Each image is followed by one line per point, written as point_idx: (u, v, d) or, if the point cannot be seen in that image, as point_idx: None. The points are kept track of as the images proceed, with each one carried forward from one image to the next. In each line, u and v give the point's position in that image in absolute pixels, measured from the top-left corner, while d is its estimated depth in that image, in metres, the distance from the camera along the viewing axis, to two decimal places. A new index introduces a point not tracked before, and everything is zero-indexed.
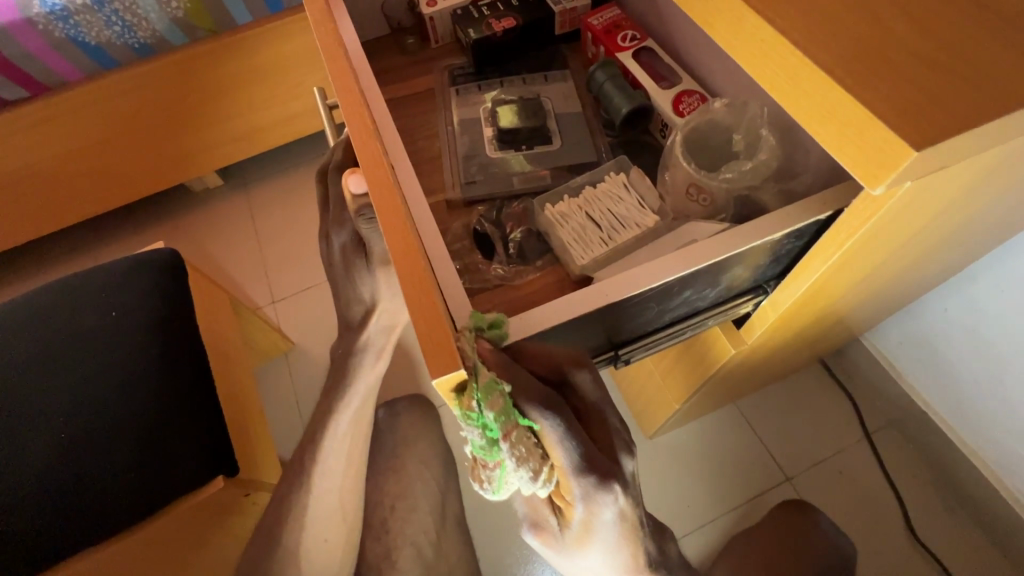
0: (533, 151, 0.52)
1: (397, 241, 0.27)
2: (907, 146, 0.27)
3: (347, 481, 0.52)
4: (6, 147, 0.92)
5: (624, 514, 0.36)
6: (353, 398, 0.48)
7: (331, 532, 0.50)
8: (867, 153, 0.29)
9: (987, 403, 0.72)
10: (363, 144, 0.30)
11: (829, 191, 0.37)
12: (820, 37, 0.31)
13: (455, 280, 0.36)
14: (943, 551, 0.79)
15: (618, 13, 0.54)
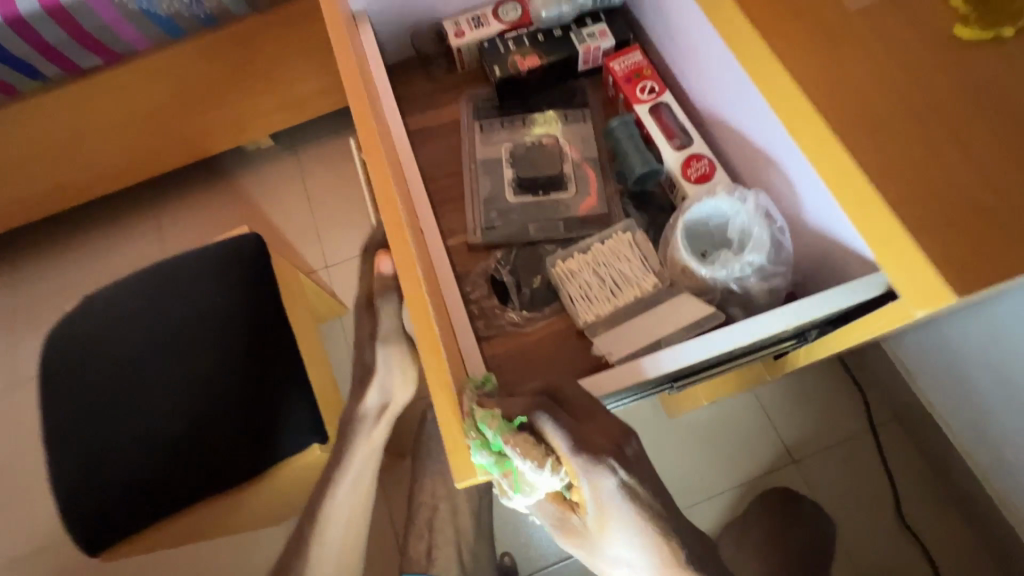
0: (549, 199, 0.56)
1: (427, 343, 0.40)
2: (948, 292, 0.29)
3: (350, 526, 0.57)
4: (81, 113, 0.98)
5: (635, 493, 0.38)
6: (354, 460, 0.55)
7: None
8: (910, 277, 0.30)
9: (991, 421, 0.73)
10: (404, 260, 0.42)
11: (796, 303, 0.39)
12: (868, 150, 0.32)
13: (474, 348, 0.46)
14: (930, 538, 0.87)
15: (641, 59, 0.56)
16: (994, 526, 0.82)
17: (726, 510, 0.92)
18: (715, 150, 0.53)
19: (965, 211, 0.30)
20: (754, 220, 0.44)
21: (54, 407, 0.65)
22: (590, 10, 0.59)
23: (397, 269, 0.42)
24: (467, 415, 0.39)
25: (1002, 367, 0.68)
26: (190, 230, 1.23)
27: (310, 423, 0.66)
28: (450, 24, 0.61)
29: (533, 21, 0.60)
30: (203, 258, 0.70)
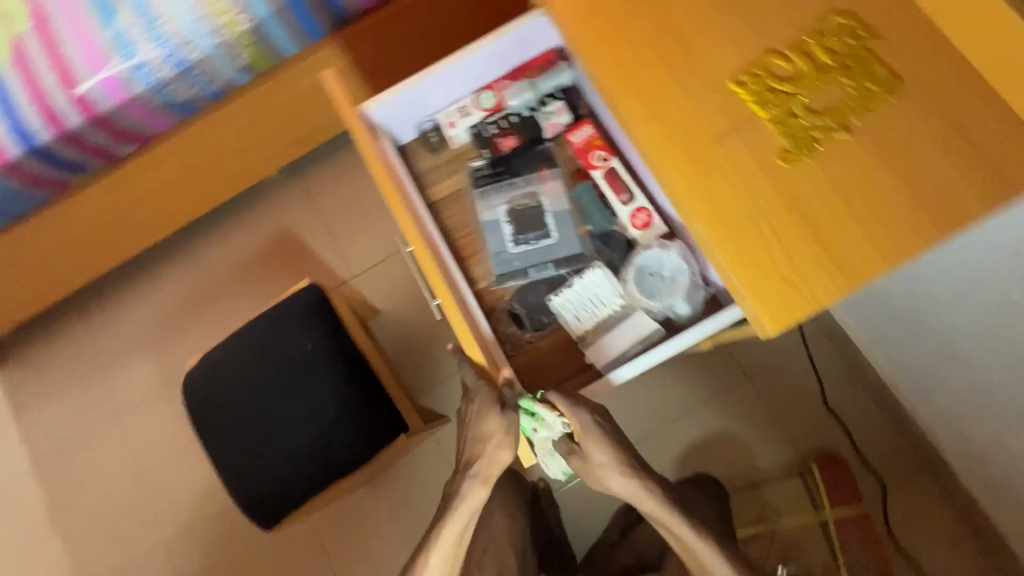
0: (540, 245, 0.77)
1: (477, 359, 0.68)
2: (772, 329, 0.57)
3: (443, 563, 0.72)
4: (126, 188, 1.16)
5: (600, 423, 0.67)
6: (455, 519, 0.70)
7: None
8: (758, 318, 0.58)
9: (892, 333, 1.02)
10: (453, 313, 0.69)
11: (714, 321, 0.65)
12: (731, 245, 0.58)
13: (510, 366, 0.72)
14: (847, 414, 1.19)
15: (591, 133, 0.77)
16: (890, 400, 1.14)
17: (702, 419, 1.22)
18: (652, 201, 0.75)
19: (773, 271, 0.57)
20: (680, 264, 0.69)
21: (208, 439, 0.90)
22: (548, 92, 0.78)
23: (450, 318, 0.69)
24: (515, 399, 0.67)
25: (898, 300, 0.96)
26: (227, 263, 1.42)
27: (395, 420, 0.91)
28: (443, 117, 0.80)
29: (506, 107, 0.79)
30: (286, 312, 0.92)
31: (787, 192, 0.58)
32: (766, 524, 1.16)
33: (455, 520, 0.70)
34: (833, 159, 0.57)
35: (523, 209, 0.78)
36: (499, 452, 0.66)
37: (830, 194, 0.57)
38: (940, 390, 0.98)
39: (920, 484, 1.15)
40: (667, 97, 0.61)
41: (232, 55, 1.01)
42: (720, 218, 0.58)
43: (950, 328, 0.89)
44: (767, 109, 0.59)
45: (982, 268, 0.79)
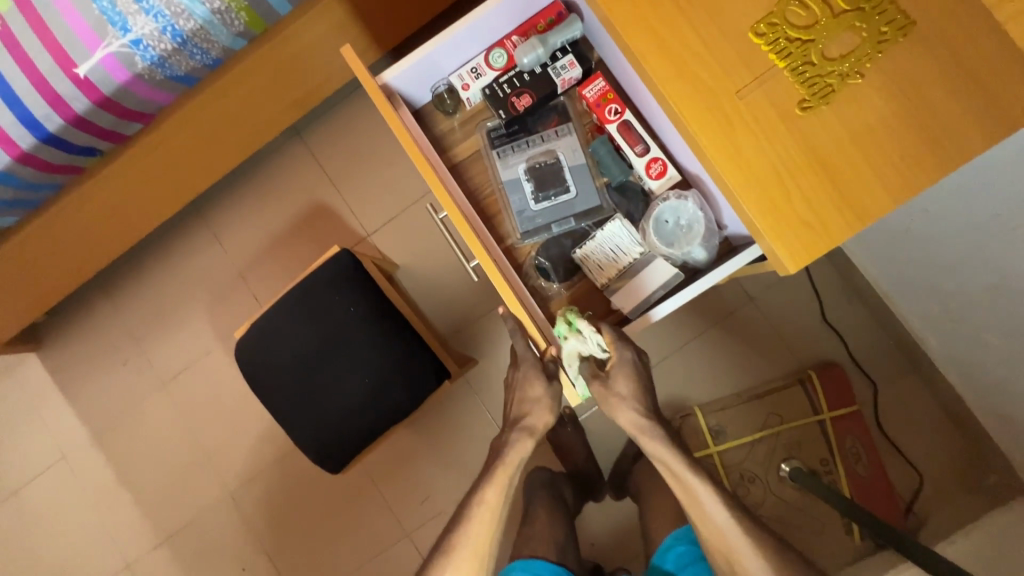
0: (559, 202, 0.81)
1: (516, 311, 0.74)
2: (790, 269, 0.63)
3: (493, 504, 0.82)
4: (138, 165, 1.17)
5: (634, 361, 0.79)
6: (504, 469, 0.83)
7: (483, 523, 0.82)
8: (776, 260, 0.64)
9: (889, 251, 1.09)
10: (489, 270, 0.74)
11: (732, 264, 0.69)
12: (749, 193, 0.62)
13: (543, 318, 0.80)
14: (843, 326, 1.29)
15: (604, 85, 0.78)
16: (882, 310, 1.23)
17: (709, 340, 1.33)
18: (667, 151, 0.78)
19: (794, 216, 0.62)
20: (696, 212, 0.73)
21: (269, 399, 0.99)
22: (559, 46, 0.78)
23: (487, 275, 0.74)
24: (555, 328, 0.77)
25: (898, 220, 1.02)
26: (242, 230, 1.45)
27: (435, 369, 1.00)
28: (456, 80, 0.80)
29: (518, 65, 0.79)
30: (322, 279, 0.98)
31: (805, 139, 0.61)
32: (770, 429, 1.29)
33: (504, 470, 0.83)
34: (844, 104, 0.61)
35: (541, 168, 0.81)
36: (543, 415, 0.81)
37: (847, 138, 0.61)
38: (928, 300, 1.08)
39: (907, 381, 1.28)
40: (688, 50, 0.63)
41: (228, 22, 0.99)
42: (739, 167, 0.62)
43: (942, 243, 0.96)
44: (783, 59, 0.61)
45: (972, 186, 0.86)
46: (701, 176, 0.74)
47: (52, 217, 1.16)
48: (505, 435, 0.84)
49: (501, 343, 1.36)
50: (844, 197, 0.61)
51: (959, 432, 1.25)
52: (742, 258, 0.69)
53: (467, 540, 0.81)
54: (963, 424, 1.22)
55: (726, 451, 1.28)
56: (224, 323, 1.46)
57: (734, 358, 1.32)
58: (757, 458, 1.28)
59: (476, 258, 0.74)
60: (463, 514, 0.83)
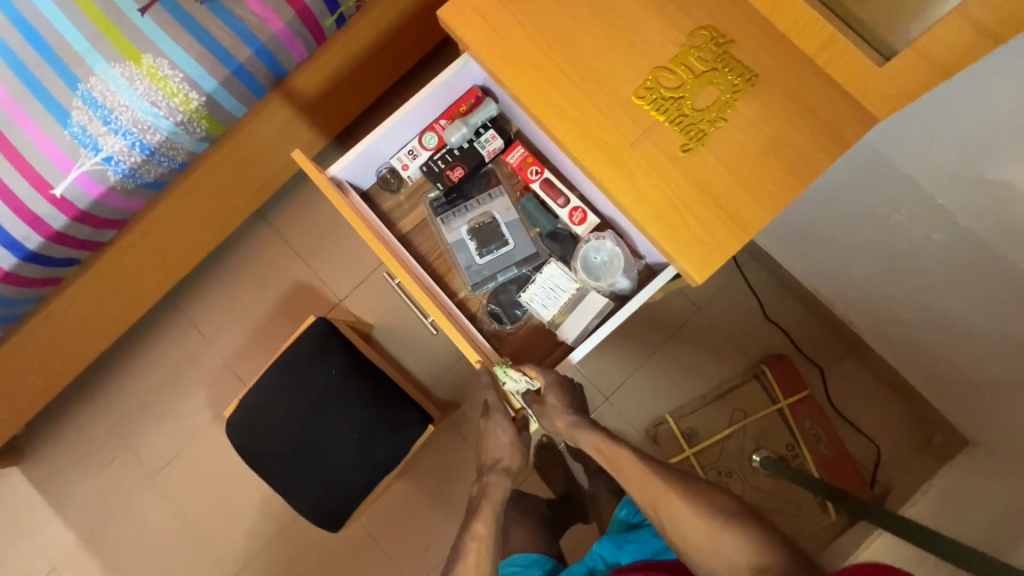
0: (500, 253, 0.94)
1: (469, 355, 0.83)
2: (698, 281, 0.73)
3: (482, 537, 0.93)
4: (115, 267, 1.24)
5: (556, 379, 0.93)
6: (485, 510, 0.96)
7: (475, 553, 0.91)
8: (687, 275, 0.74)
9: (804, 248, 1.24)
10: (442, 321, 0.83)
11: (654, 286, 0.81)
12: (655, 223, 0.74)
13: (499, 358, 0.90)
14: (783, 320, 1.43)
15: (523, 151, 0.93)
16: (813, 299, 1.37)
17: (667, 351, 1.45)
18: (584, 197, 0.92)
19: (695, 240, 0.73)
20: (614, 249, 0.87)
21: (266, 470, 1.05)
22: (480, 123, 0.93)
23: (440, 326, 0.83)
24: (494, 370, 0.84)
25: (802, 222, 1.17)
26: (219, 314, 1.52)
27: (418, 416, 1.08)
28: (396, 162, 0.95)
29: (447, 143, 0.94)
30: (302, 350, 1.06)
31: (691, 174, 0.74)
32: (737, 425, 1.39)
33: (484, 515, 0.96)
34: (716, 143, 0.74)
35: (481, 227, 0.94)
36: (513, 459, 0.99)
37: (725, 169, 0.73)
38: (845, 286, 1.23)
39: (848, 360, 1.40)
40: (585, 115, 0.77)
41: (190, 129, 1.10)
42: (642, 203, 0.75)
43: (840, 237, 1.11)
44: (661, 113, 0.75)
45: (846, 187, 1.01)
46: (616, 216, 0.87)
47: (36, 327, 1.21)
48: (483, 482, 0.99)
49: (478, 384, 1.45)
50: (731, 216, 0.73)
51: (903, 399, 1.37)
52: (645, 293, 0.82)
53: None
54: (904, 391, 1.35)
55: (701, 452, 1.38)
56: (212, 406, 1.50)
57: (693, 363, 1.44)
58: (729, 454, 1.37)
59: (428, 313, 0.84)
60: (457, 552, 0.93)
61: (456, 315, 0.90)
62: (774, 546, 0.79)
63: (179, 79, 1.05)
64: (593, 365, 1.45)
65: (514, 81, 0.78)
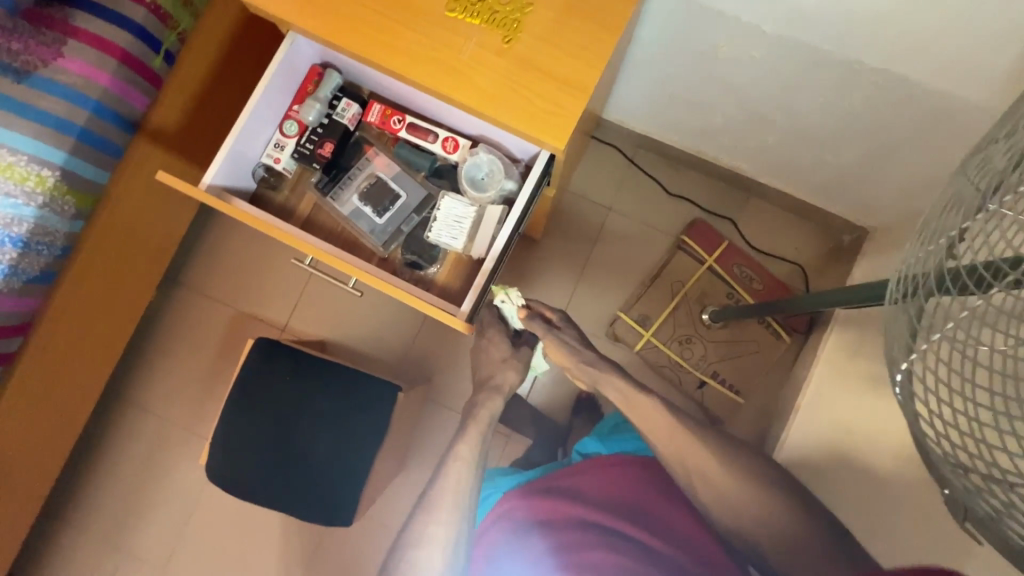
0: (397, 207, 0.99)
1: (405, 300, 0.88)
2: (560, 147, 0.80)
3: (464, 453, 1.04)
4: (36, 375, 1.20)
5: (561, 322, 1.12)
6: (473, 427, 1.07)
7: (458, 468, 1.03)
8: (550, 147, 0.81)
9: (672, 115, 1.35)
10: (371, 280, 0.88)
11: (535, 173, 0.88)
12: (505, 111, 0.81)
13: (434, 298, 0.95)
14: (684, 190, 1.54)
15: (380, 107, 0.97)
16: (700, 162, 1.50)
17: (598, 257, 1.53)
18: (449, 126, 0.97)
19: (545, 113, 0.80)
20: (491, 160, 0.93)
21: (256, 489, 1.04)
22: (331, 96, 0.98)
23: (370, 284, 0.88)
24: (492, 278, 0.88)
25: (659, 89, 1.28)
26: (168, 389, 1.48)
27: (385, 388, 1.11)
28: (267, 159, 0.98)
29: (308, 125, 0.98)
30: (250, 373, 1.07)
31: (520, 58, 0.81)
32: (678, 295, 1.49)
33: (477, 424, 1.06)
34: (531, 24, 0.81)
35: (370, 190, 0.99)
36: (511, 375, 1.09)
37: (550, 46, 0.80)
38: (717, 136, 1.35)
39: (750, 204, 1.53)
40: (412, 42, 0.82)
41: (57, 209, 1.07)
42: (488, 98, 0.81)
43: (692, 90, 1.22)
44: (474, 16, 0.81)
45: (673, 40, 1.11)
46: (480, 130, 0.93)
47: None
48: (477, 397, 1.10)
49: (441, 353, 1.49)
50: (565, 81, 0.80)
51: (807, 219, 1.51)
52: (537, 195, 0.93)
53: (448, 487, 1.02)
54: (804, 211, 1.49)
55: (658, 331, 1.47)
56: (193, 481, 1.47)
57: (624, 258, 1.53)
58: (681, 323, 1.47)
59: (354, 276, 0.88)
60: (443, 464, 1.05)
61: (382, 274, 0.95)
62: (773, 491, 0.95)
63: (26, 162, 1.02)
64: (538, 295, 1.51)
65: (340, 36, 0.83)
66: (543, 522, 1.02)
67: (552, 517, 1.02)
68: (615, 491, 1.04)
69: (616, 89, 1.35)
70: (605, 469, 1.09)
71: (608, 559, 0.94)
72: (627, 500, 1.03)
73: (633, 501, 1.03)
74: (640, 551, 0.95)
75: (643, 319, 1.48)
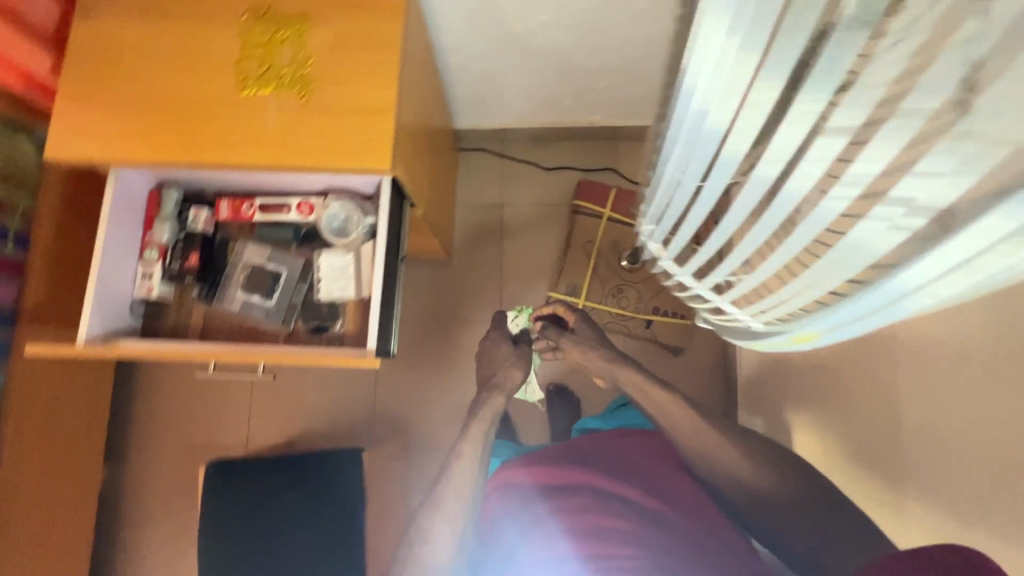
0: (283, 283, 1.02)
1: (310, 360, 0.89)
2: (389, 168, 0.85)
3: (467, 447, 0.96)
4: None
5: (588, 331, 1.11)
6: (480, 427, 1.00)
7: (463, 467, 0.93)
8: (382, 171, 0.85)
9: (511, 100, 1.43)
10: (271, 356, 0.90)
11: (383, 199, 0.92)
12: (327, 156, 0.85)
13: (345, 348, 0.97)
14: (558, 161, 1.61)
15: (228, 202, 1.00)
16: (559, 130, 1.57)
17: (510, 252, 1.58)
18: (297, 192, 1.01)
19: (363, 144, 0.85)
20: (343, 205, 0.97)
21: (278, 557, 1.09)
22: (178, 211, 1.00)
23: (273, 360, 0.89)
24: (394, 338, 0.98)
25: (487, 83, 1.35)
26: (154, 555, 1.42)
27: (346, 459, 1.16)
28: (141, 292, 0.99)
29: (168, 246, 1.00)
30: (214, 499, 1.10)
31: (321, 107, 0.85)
32: (594, 254, 1.50)
33: (484, 421, 1.01)
34: (318, 74, 0.86)
35: (251, 279, 1.01)
36: (516, 373, 1.12)
37: (343, 86, 0.85)
38: (558, 101, 1.43)
39: (621, 148, 1.61)
40: (220, 131, 0.86)
41: None
42: (307, 152, 0.85)
43: (513, 71, 1.30)
44: (266, 88, 0.86)
45: (472, 38, 1.18)
46: (322, 183, 0.97)
47: None
48: (478, 397, 1.06)
49: (404, 401, 1.48)
50: (368, 110, 0.85)
51: None
52: (404, 215, 1.00)
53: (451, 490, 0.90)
54: None
55: (589, 295, 1.50)
56: None
57: (533, 242, 1.58)
58: (606, 277, 1.50)
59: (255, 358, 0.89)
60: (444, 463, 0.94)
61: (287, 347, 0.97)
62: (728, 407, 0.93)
63: None
64: (472, 309, 1.54)
65: (154, 154, 0.86)
66: (548, 486, 0.99)
67: (556, 481, 0.99)
68: (621, 459, 1.04)
69: (455, 97, 1.42)
70: (607, 443, 1.09)
71: (614, 520, 0.90)
72: (637, 470, 1.01)
73: (645, 470, 1.01)
74: (642, 512, 0.91)
75: (573, 288, 1.52)
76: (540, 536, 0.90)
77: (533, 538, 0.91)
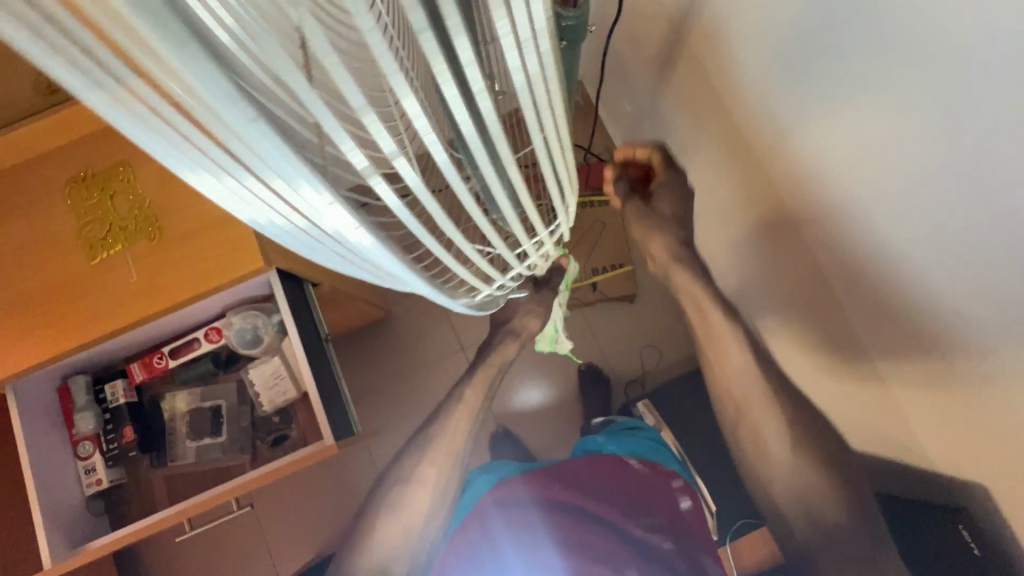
0: (227, 414, 1.00)
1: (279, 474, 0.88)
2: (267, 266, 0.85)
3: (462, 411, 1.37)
4: None
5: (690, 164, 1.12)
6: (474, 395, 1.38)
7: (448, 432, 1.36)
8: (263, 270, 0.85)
9: None
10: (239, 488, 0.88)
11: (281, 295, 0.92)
12: (205, 280, 0.84)
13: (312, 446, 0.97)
14: None
15: (137, 364, 0.98)
16: None
17: None
18: (201, 324, 0.99)
19: (234, 255, 0.84)
20: (248, 316, 0.96)
21: None
22: (93, 394, 0.97)
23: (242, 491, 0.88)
24: (355, 414, 0.99)
25: None
26: None
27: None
28: (91, 487, 0.95)
29: (98, 431, 0.97)
30: None
31: (178, 238, 0.85)
32: None
33: (491, 366, 1.38)
34: (163, 210, 0.86)
35: (195, 424, 1.00)
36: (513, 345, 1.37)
37: (191, 209, 0.85)
38: None
39: None
40: (92, 304, 0.84)
41: None
42: (184, 285, 0.84)
43: None
44: (118, 244, 0.85)
45: None
46: (218, 307, 0.95)
47: None
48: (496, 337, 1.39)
49: None
50: (225, 220, 0.85)
51: None
52: (310, 297, 1.01)
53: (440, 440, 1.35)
54: None
55: None
56: None
57: None
58: None
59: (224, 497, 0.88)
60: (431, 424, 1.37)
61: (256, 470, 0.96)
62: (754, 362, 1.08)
63: None
64: (436, 346, 1.45)
65: (37, 353, 0.84)
66: (550, 510, 1.23)
67: (553, 501, 1.24)
68: (634, 494, 1.23)
69: None
70: (632, 475, 1.24)
71: (597, 538, 1.20)
72: (633, 495, 1.23)
73: (642, 500, 1.23)
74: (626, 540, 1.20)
75: None
76: (533, 549, 1.21)
77: (526, 552, 1.21)
